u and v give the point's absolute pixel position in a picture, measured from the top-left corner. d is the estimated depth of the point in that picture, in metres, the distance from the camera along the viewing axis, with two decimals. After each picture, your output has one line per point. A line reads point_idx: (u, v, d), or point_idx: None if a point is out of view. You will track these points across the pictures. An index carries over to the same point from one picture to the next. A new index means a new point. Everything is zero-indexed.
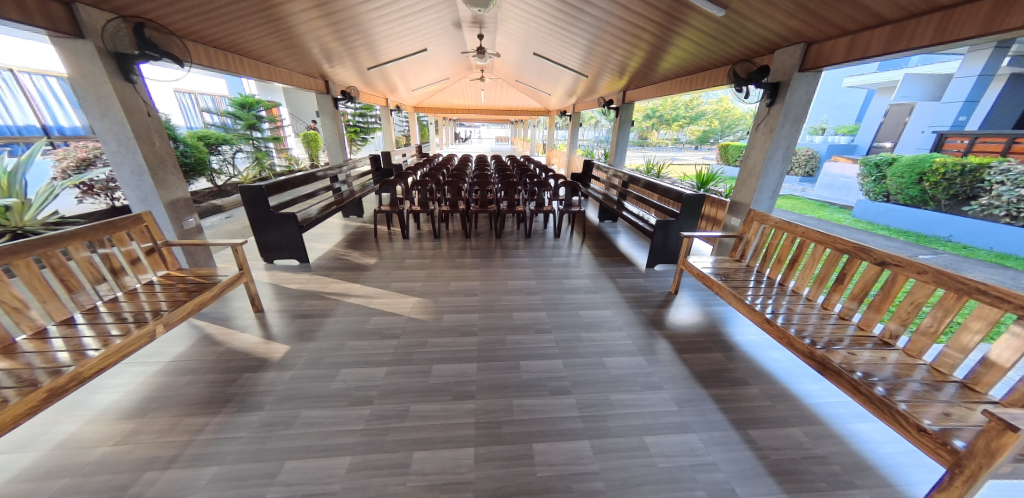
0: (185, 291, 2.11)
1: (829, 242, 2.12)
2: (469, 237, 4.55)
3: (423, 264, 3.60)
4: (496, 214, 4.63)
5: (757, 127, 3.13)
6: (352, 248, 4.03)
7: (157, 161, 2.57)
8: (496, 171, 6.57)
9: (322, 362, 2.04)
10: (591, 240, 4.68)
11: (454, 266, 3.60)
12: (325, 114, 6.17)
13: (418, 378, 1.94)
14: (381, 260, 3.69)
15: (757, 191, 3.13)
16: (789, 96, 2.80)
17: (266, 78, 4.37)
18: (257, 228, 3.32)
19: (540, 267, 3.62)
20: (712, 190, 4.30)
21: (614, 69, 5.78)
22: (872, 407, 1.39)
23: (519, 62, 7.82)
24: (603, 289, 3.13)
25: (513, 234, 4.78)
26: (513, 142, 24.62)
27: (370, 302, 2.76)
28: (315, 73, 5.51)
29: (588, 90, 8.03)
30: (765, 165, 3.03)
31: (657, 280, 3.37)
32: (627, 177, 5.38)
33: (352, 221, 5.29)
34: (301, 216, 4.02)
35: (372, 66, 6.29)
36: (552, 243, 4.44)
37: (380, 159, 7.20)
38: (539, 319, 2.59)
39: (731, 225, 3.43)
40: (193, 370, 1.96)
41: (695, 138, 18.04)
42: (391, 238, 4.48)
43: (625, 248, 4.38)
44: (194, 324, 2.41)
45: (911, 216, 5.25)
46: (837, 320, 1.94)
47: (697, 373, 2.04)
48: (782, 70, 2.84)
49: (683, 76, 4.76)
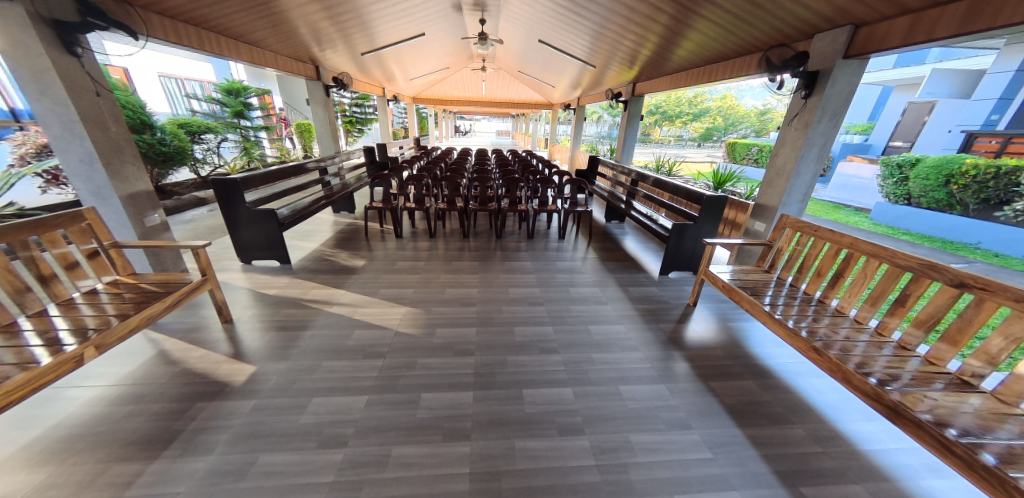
0: (135, 302, 1.80)
1: (887, 255, 1.81)
2: (467, 237, 4.24)
3: (416, 268, 3.28)
4: (497, 213, 4.31)
5: (786, 123, 2.81)
6: (341, 248, 3.71)
7: (111, 148, 2.25)
8: (496, 167, 6.23)
9: (292, 389, 1.74)
10: (597, 241, 4.38)
11: (450, 270, 3.28)
12: (316, 103, 5.76)
13: (404, 411, 1.65)
14: (371, 262, 3.37)
15: (786, 193, 2.81)
16: (828, 86, 2.46)
17: (245, 59, 4.00)
18: (232, 226, 3.00)
19: (543, 273, 3.31)
20: (730, 191, 3.99)
21: (624, 60, 5.41)
22: (973, 475, 1.11)
23: (523, 50, 7.42)
24: (614, 300, 2.82)
25: (515, 235, 4.46)
26: (515, 137, 24.27)
27: (355, 313, 2.46)
28: (303, 57, 5.13)
29: (594, 82, 7.67)
30: (797, 165, 2.71)
31: (672, 289, 3.07)
32: (637, 175, 5.09)
33: (343, 217, 4.97)
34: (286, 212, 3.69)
35: (366, 51, 5.89)
36: (556, 245, 4.13)
37: (375, 150, 6.84)
38: (544, 336, 2.29)
39: (754, 229, 3.13)
40: (139, 397, 1.64)
41: (699, 135, 17.74)
42: (383, 236, 4.16)
43: (634, 251, 4.09)
44: (151, 338, 2.09)
45: (934, 220, 4.99)
46: (897, 350, 1.65)
47: (728, 407, 1.76)
48: (822, 55, 2.48)
49: (699, 68, 4.41)
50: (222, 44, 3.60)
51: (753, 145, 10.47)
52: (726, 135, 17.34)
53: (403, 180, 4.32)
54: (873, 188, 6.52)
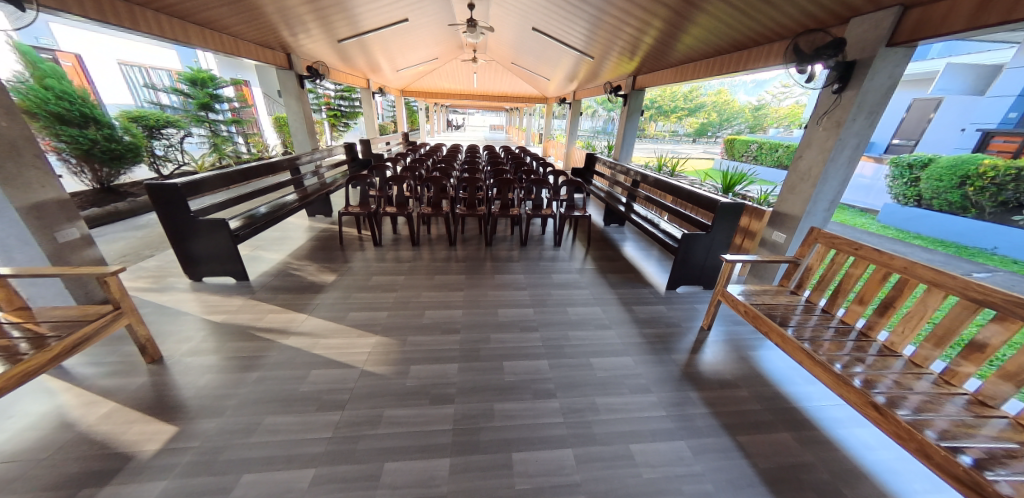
0: (13, 351, 1.39)
1: (956, 285, 1.46)
2: (454, 245, 3.85)
3: (393, 284, 2.88)
4: (486, 218, 3.92)
5: (813, 122, 2.47)
6: (311, 259, 3.30)
7: (2, 147, 1.81)
8: (487, 165, 5.81)
9: (217, 462, 1.36)
10: (596, 248, 4.03)
11: (432, 286, 2.89)
12: (288, 94, 5.25)
13: (360, 492, 1.29)
14: (343, 277, 2.96)
15: (812, 201, 2.48)
16: (867, 80, 2.12)
17: (182, 39, 3.47)
18: (175, 238, 2.57)
19: (537, 288, 2.94)
20: (741, 195, 3.65)
21: (624, 50, 5.00)
22: None
23: (515, 39, 6.95)
24: (618, 324, 2.47)
25: (507, 241, 4.08)
26: (507, 131, 23.72)
27: (315, 346, 2.07)
28: (272, 43, 4.63)
29: (591, 75, 7.27)
30: (825, 170, 2.38)
31: (682, 307, 2.74)
32: (638, 175, 4.72)
33: (319, 221, 4.54)
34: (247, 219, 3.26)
35: (345, 37, 5.40)
36: (551, 253, 3.77)
37: (357, 147, 6.38)
38: (539, 374, 1.94)
39: (773, 240, 2.82)
40: (6, 484, 1.23)
41: (694, 130, 17.45)
42: (360, 244, 3.75)
43: (637, 260, 3.74)
44: (49, 388, 1.66)
45: (946, 223, 4.73)
46: (975, 408, 1.33)
47: (765, 475, 1.43)
48: (861, 43, 2.12)
49: (707, 59, 4.05)
50: (152, 22, 3.11)
51: (752, 142, 10.20)
52: (722, 131, 17.10)
53: (383, 181, 3.89)
54: (879, 188, 6.27)
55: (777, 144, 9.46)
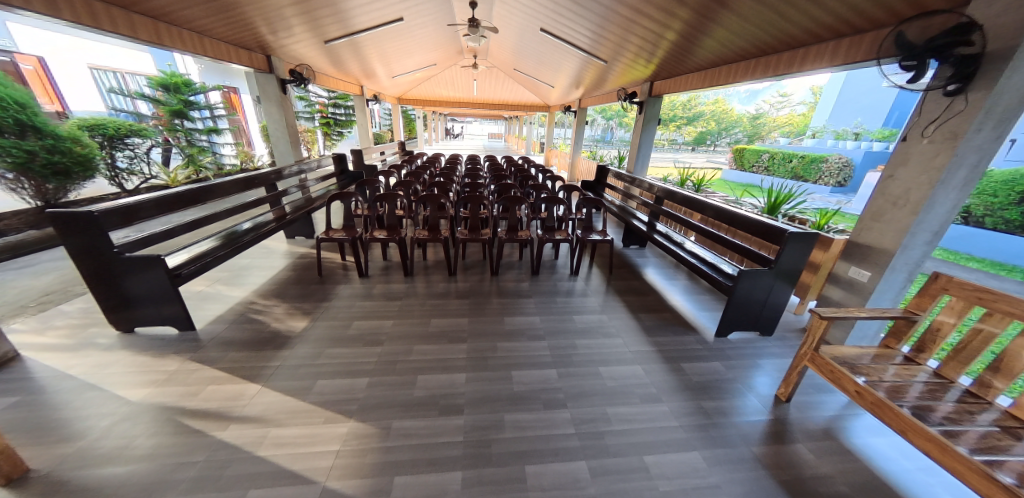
0: None
1: None
2: (454, 274, 3.27)
3: (379, 333, 2.29)
4: (491, 243, 3.33)
5: (913, 133, 1.93)
6: (280, 296, 2.71)
7: None
8: (489, 178, 5.28)
9: None
10: (619, 276, 3.46)
11: (427, 335, 2.31)
12: (268, 100, 4.67)
13: None
14: (316, 323, 2.38)
15: (912, 233, 1.93)
16: (1003, 78, 1.59)
17: (145, 37, 2.88)
18: (94, 279, 1.98)
19: (558, 337, 2.36)
20: (792, 217, 3.12)
21: (641, 52, 4.41)
22: None
23: (518, 42, 6.42)
24: (669, 394, 1.90)
25: (516, 268, 3.50)
26: (507, 139, 23.39)
27: (263, 442, 1.49)
28: (249, 43, 4.09)
29: (597, 81, 6.79)
30: (933, 194, 1.84)
31: (742, 365, 2.17)
32: (662, 190, 4.16)
33: (299, 243, 3.96)
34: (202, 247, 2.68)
35: (333, 38, 4.85)
36: (568, 284, 3.20)
37: (347, 158, 5.84)
38: (578, 491, 1.36)
39: (843, 274, 2.29)
40: None
41: (693, 139, 17.19)
42: (344, 274, 3.18)
43: (670, 293, 3.15)
44: None
45: (1004, 243, 4.21)
46: None
47: None
48: (998, 30, 1.59)
49: (744, 61, 3.52)
50: (100, 15, 2.48)
51: (764, 152, 9.61)
52: (720, 140, 16.89)
53: (373, 199, 3.34)
54: None
55: (790, 154, 9.06)
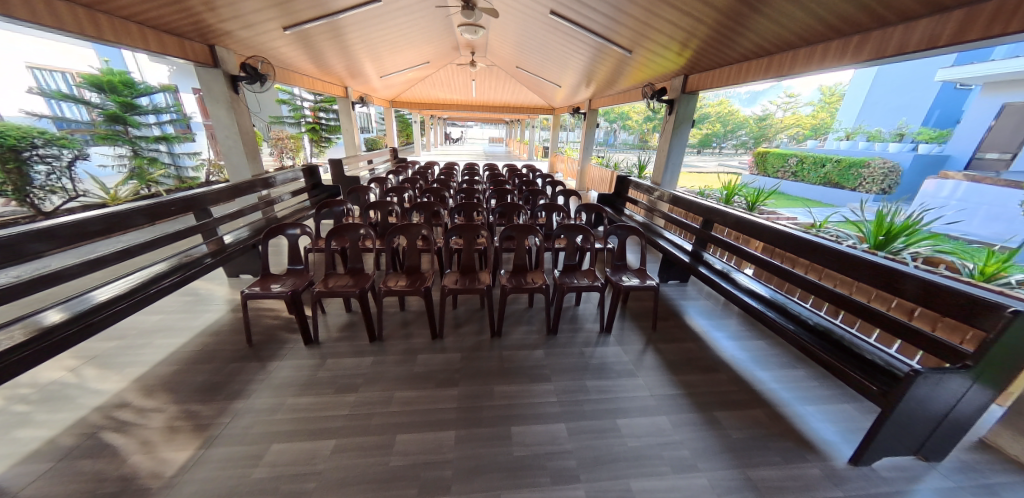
0: None
1: None
2: (439, 337, 2.34)
3: (306, 478, 1.38)
4: (490, 292, 2.39)
5: None
6: (174, 388, 1.79)
7: None
8: (487, 193, 4.39)
9: None
10: (667, 332, 2.53)
11: (385, 480, 1.38)
12: (215, 103, 3.78)
13: None
14: (207, 453, 1.46)
15: None
16: None
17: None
18: None
19: (604, 479, 1.42)
20: (915, 253, 2.21)
21: (675, 35, 3.38)
22: None
23: (521, 33, 5.49)
24: None
25: (524, 323, 2.57)
26: (507, 143, 22.76)
27: None
28: (183, 30, 3.17)
29: (610, 76, 5.86)
30: None
31: None
32: (707, 209, 3.22)
33: (243, 284, 3.07)
34: (65, 305, 1.75)
35: (296, 25, 3.93)
36: (596, 350, 2.27)
37: (320, 169, 4.99)
38: None
39: None
40: None
41: (699, 141, 16.47)
42: (286, 340, 2.26)
43: (748, 362, 2.22)
44: None
45: None
46: None
47: None
48: None
49: (841, 37, 2.40)
50: None
51: (789, 156, 8.98)
52: (725, 142, 16.21)
53: (331, 231, 2.44)
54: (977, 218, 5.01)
55: (822, 160, 8.16)
